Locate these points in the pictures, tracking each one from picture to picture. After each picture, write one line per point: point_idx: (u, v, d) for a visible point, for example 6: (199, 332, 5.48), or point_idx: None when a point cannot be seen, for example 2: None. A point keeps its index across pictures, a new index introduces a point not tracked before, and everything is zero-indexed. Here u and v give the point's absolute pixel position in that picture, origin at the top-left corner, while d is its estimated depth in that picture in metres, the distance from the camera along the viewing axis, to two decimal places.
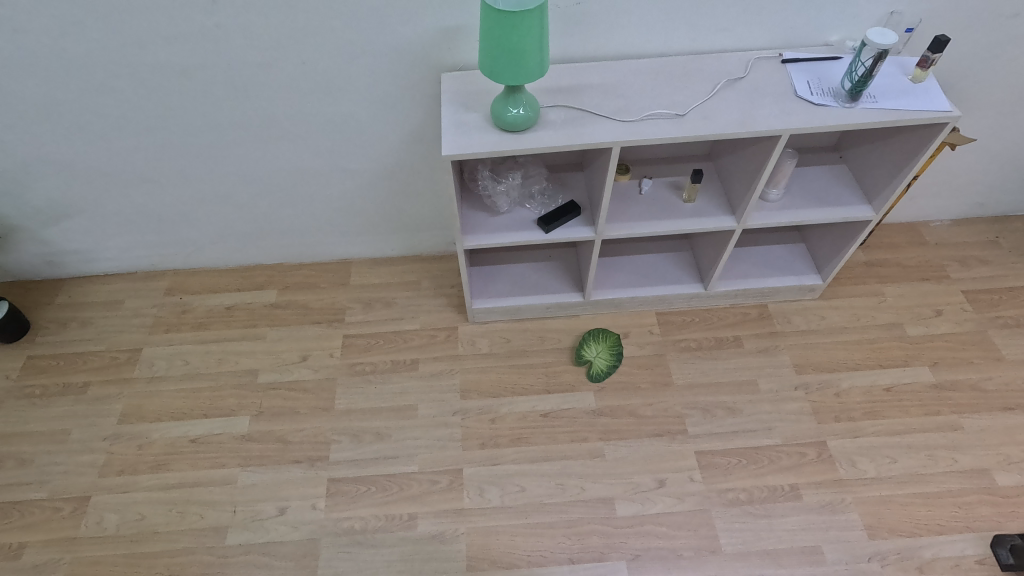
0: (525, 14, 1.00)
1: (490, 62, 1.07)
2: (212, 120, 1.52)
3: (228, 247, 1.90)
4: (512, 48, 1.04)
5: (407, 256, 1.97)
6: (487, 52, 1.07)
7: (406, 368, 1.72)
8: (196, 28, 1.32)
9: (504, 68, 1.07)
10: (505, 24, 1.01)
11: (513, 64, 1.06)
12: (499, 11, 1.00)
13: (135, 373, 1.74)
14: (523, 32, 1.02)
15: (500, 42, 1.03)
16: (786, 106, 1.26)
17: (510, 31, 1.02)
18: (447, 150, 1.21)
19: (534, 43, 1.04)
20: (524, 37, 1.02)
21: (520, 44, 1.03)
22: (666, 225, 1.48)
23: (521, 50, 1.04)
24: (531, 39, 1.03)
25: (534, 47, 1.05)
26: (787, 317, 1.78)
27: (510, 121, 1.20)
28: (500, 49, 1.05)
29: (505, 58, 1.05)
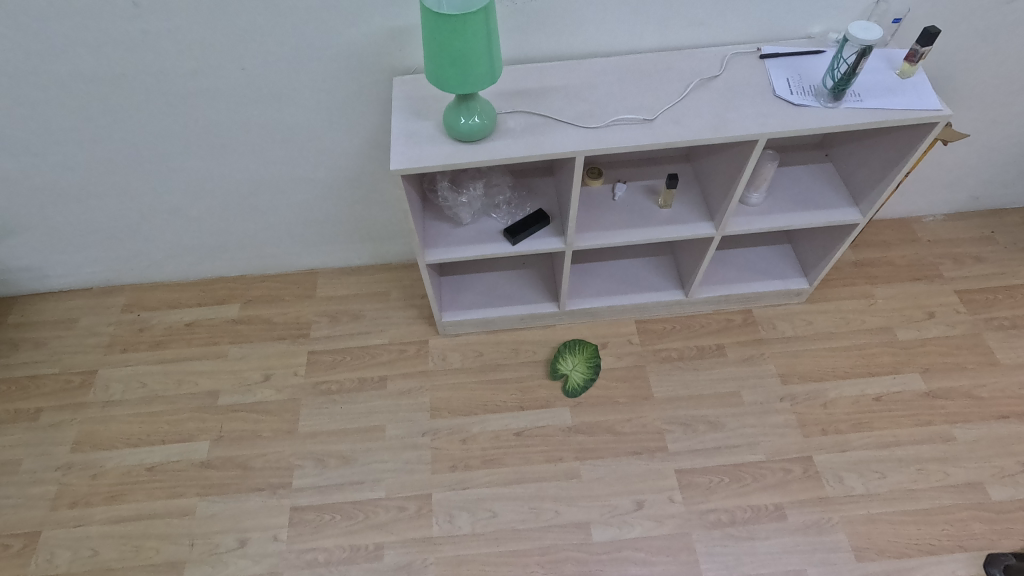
0: (467, 16, 0.90)
1: (434, 69, 0.97)
2: (153, 131, 1.41)
3: (186, 261, 1.81)
4: (456, 55, 0.94)
5: (375, 265, 1.88)
6: (428, 60, 0.97)
7: (374, 386, 1.64)
8: (119, 33, 1.21)
9: (449, 77, 0.97)
10: (445, 30, 0.91)
11: (460, 73, 0.96)
12: (438, 14, 0.90)
13: (90, 398, 1.66)
14: (467, 38, 0.92)
15: (442, 48, 0.94)
16: (764, 107, 1.16)
17: (451, 36, 0.92)
18: (396, 163, 1.11)
19: (482, 51, 0.95)
20: (468, 42, 0.92)
21: (465, 51, 0.94)
22: (640, 233, 1.39)
23: (466, 57, 0.94)
24: (477, 44, 0.93)
25: (482, 55, 0.95)
26: (772, 323, 1.70)
27: (464, 131, 1.11)
28: (442, 58, 0.95)
29: (449, 65, 0.96)
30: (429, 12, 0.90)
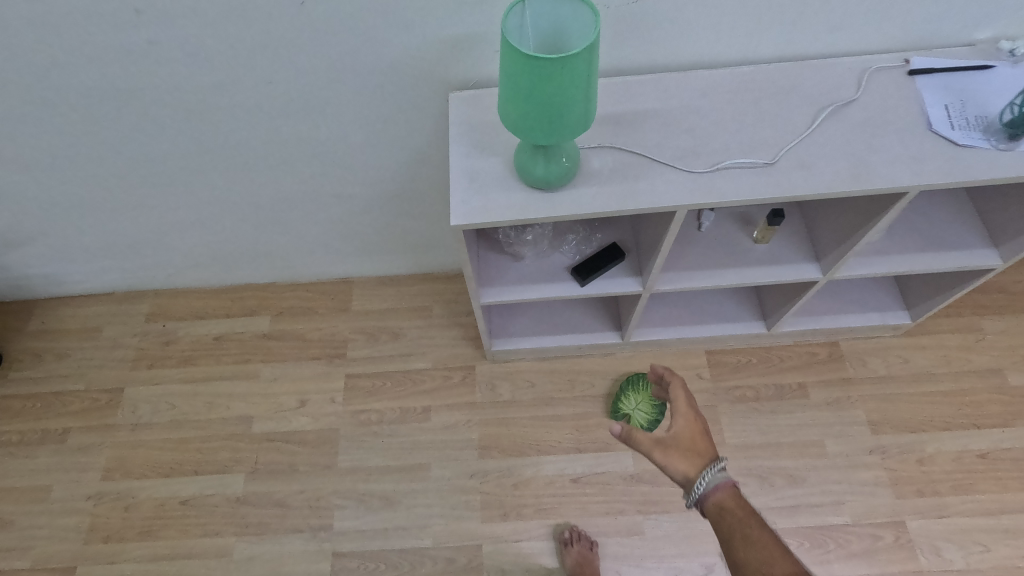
0: (567, 60, 0.67)
1: (513, 115, 0.76)
2: (169, 146, 1.23)
3: (211, 269, 1.66)
4: (544, 103, 0.72)
5: (415, 275, 1.71)
6: (507, 105, 0.76)
7: (417, 417, 1.51)
8: (122, 42, 1.01)
9: (534, 130, 0.76)
10: (535, 76, 0.69)
11: (549, 124, 0.75)
12: (528, 55, 0.67)
13: (117, 420, 1.56)
14: (563, 86, 0.70)
15: (529, 96, 0.72)
16: (916, 147, 0.92)
17: (543, 83, 0.69)
18: (458, 217, 0.92)
19: (579, 98, 0.73)
20: (562, 89, 0.70)
21: (559, 100, 0.72)
22: (731, 275, 1.19)
23: (559, 107, 0.73)
24: (574, 92, 0.71)
25: (579, 102, 0.73)
26: (862, 360, 1.51)
27: (540, 177, 0.90)
28: (527, 106, 0.73)
29: (534, 113, 0.74)
30: (516, 52, 0.68)
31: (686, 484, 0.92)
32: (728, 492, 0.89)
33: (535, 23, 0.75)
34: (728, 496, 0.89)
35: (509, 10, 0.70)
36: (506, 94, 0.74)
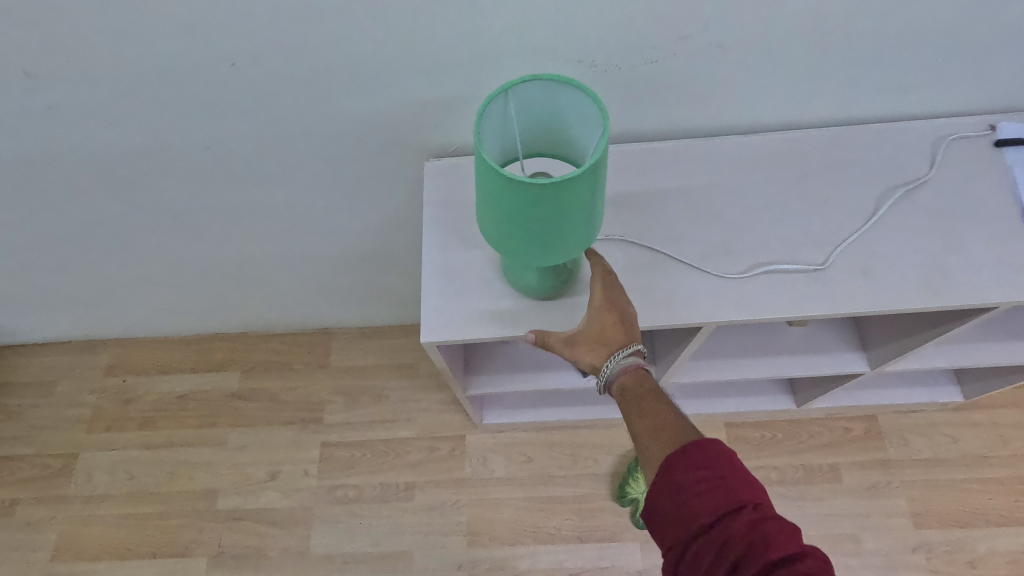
0: (563, 183, 0.50)
1: (492, 234, 0.59)
2: (103, 210, 1.06)
3: (174, 320, 1.49)
4: (531, 228, 0.55)
5: (400, 326, 1.53)
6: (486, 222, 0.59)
7: (399, 496, 1.36)
8: (21, 106, 0.83)
9: (523, 253, 0.59)
10: (520, 200, 0.52)
11: (541, 249, 0.58)
12: (508, 176, 0.50)
13: (70, 491, 1.42)
14: (558, 211, 0.53)
15: (515, 220, 0.55)
16: (1008, 248, 0.73)
17: (530, 207, 0.52)
18: (429, 330, 0.74)
19: (581, 221, 0.56)
20: (554, 214, 0.53)
21: (554, 225, 0.55)
22: (761, 366, 1.00)
23: (553, 232, 0.56)
24: (574, 215, 0.54)
25: (580, 226, 0.56)
26: (903, 438, 1.33)
27: (531, 286, 0.73)
28: (512, 230, 0.56)
29: (518, 236, 0.57)
30: (492, 170, 0.51)
31: (592, 372, 0.70)
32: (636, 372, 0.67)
33: (522, 114, 0.59)
34: (633, 378, 0.66)
35: (486, 106, 0.54)
36: (484, 210, 0.58)
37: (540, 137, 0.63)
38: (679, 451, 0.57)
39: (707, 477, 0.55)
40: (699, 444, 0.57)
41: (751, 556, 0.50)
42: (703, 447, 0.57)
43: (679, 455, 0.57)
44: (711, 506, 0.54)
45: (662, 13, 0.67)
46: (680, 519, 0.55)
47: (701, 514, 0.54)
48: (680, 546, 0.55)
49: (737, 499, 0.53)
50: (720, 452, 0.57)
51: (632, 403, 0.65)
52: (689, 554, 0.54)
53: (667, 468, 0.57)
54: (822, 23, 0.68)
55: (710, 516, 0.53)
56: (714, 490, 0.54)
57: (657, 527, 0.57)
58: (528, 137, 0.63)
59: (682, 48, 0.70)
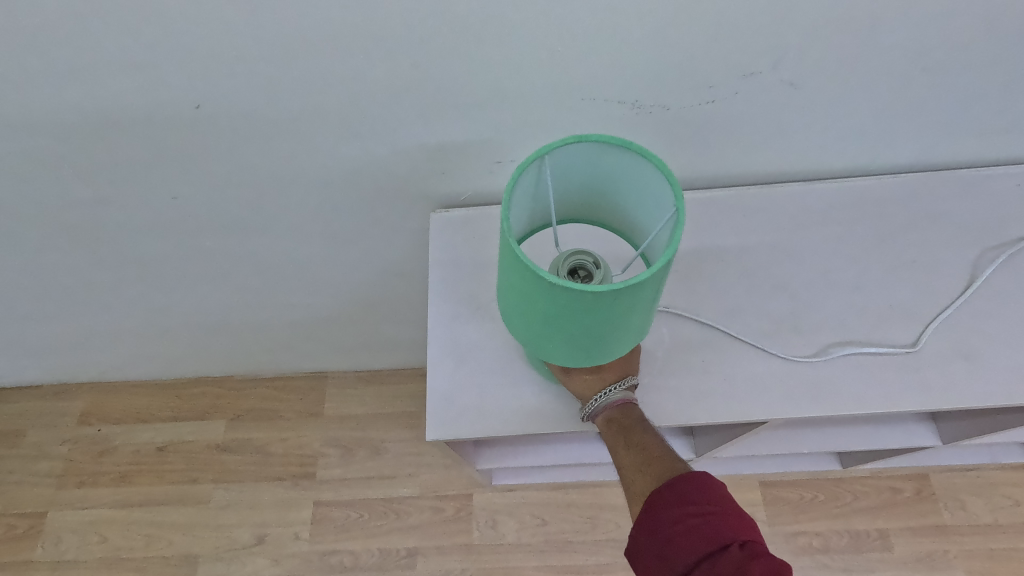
0: (625, 289, 0.38)
1: (523, 332, 0.47)
2: (65, 258, 0.93)
3: (152, 365, 1.36)
4: (575, 333, 0.43)
5: (401, 371, 1.40)
6: (513, 316, 0.47)
7: (400, 564, 1.23)
8: None
9: (559, 355, 0.47)
10: (566, 305, 0.40)
11: (585, 353, 0.46)
12: (551, 280, 0.38)
13: (36, 557, 1.29)
14: (614, 317, 0.41)
15: (554, 323, 0.43)
16: None
17: (578, 313, 0.40)
18: (436, 424, 0.63)
19: (638, 325, 0.44)
20: (608, 319, 0.41)
21: (605, 332, 0.43)
22: (815, 439, 0.87)
23: (604, 338, 0.44)
24: (632, 320, 0.42)
25: (636, 328, 0.44)
26: (959, 501, 1.20)
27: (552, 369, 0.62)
28: (550, 333, 0.44)
29: (558, 339, 0.45)
30: (528, 270, 0.39)
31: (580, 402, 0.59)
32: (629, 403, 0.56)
33: (557, 179, 0.47)
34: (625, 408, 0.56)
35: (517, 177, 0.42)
36: (512, 304, 0.46)
37: (576, 203, 0.52)
38: (665, 485, 0.48)
39: (693, 517, 0.45)
40: (684, 477, 0.48)
41: None
42: (691, 478, 0.47)
43: (663, 488, 0.48)
44: (694, 548, 0.44)
45: (724, 47, 0.54)
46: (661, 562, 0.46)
47: (685, 557, 0.44)
48: None
49: (723, 537, 0.44)
50: (709, 483, 0.47)
51: (620, 431, 0.54)
52: None
53: (650, 505, 0.48)
54: (918, 58, 0.56)
55: (692, 557, 0.44)
56: (696, 528, 0.45)
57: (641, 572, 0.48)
58: (562, 203, 0.51)
59: (747, 86, 0.58)
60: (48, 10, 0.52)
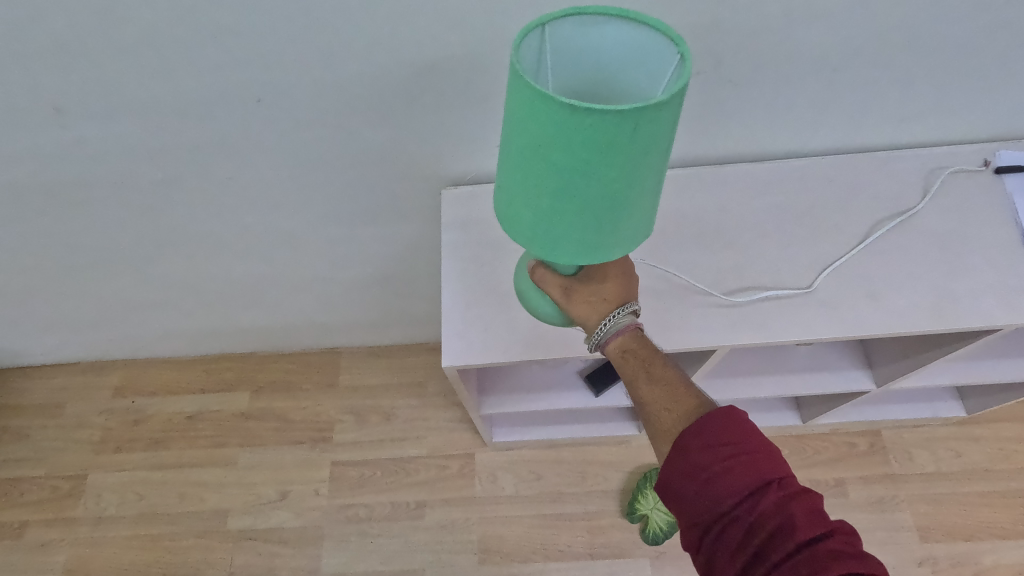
0: (638, 114, 0.45)
1: (543, 196, 0.53)
2: (123, 235, 1.08)
3: (182, 342, 1.50)
4: (595, 177, 0.50)
5: (409, 346, 1.55)
6: (527, 183, 0.54)
7: (411, 515, 1.36)
8: (54, 140, 0.86)
9: (572, 216, 0.54)
10: (586, 140, 0.47)
11: (598, 211, 0.53)
12: (575, 106, 0.44)
13: (79, 514, 1.42)
14: (629, 156, 0.48)
15: (575, 173, 0.49)
16: (1012, 271, 0.75)
17: (599, 147, 0.47)
18: (451, 353, 0.79)
19: (646, 177, 0.51)
20: (624, 153, 0.48)
21: (620, 175, 0.50)
22: (769, 385, 1.02)
23: (618, 183, 0.50)
24: (639, 166, 0.50)
25: (640, 182, 0.52)
26: (907, 452, 1.35)
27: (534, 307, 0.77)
28: (566, 184, 0.51)
29: (577, 193, 0.51)
30: (552, 106, 0.45)
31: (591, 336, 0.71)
32: (634, 335, 0.69)
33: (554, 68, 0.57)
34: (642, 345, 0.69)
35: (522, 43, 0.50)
36: (527, 167, 0.52)
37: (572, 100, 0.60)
38: (703, 429, 0.60)
39: (733, 460, 0.58)
40: (719, 422, 0.60)
41: (780, 535, 0.54)
42: (726, 425, 0.60)
43: (704, 434, 0.60)
44: (737, 487, 0.57)
45: None
46: (702, 499, 0.58)
47: (729, 493, 0.57)
48: (706, 523, 0.58)
49: (762, 477, 0.57)
50: (739, 427, 0.59)
51: (641, 370, 0.67)
52: (715, 530, 0.57)
53: (689, 447, 0.60)
54: (824, 60, 0.72)
55: (736, 496, 0.56)
56: (738, 470, 0.57)
57: (680, 506, 0.60)
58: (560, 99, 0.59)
59: (696, 85, 0.73)
60: (158, 21, 0.70)
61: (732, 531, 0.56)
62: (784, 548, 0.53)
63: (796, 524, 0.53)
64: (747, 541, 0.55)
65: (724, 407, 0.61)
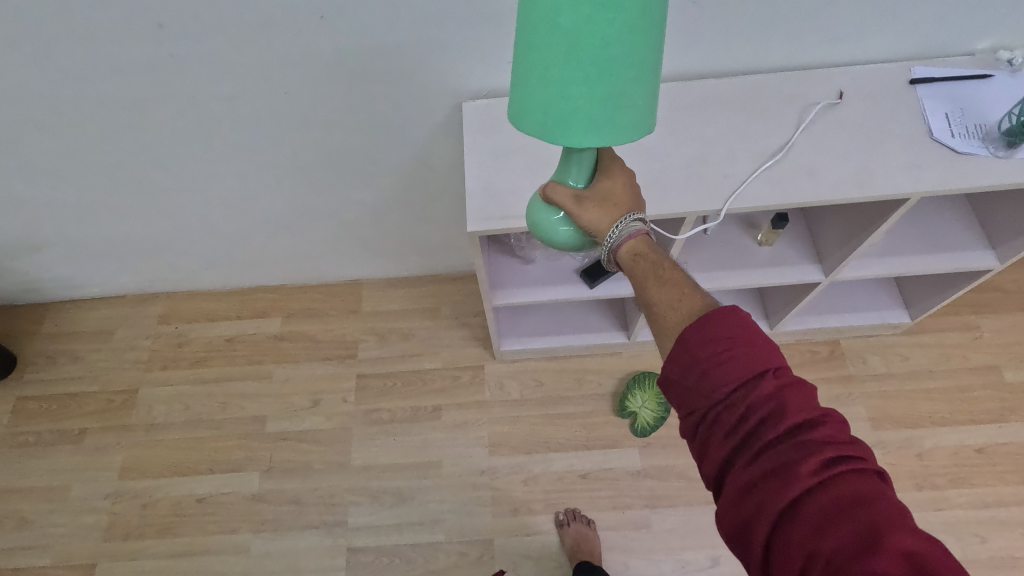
0: None
1: (559, 64, 0.63)
2: (186, 155, 1.26)
3: (221, 272, 1.68)
4: (601, 32, 0.60)
5: (424, 277, 1.74)
6: (541, 56, 0.64)
7: (429, 416, 1.55)
8: (145, 58, 1.04)
9: (583, 80, 0.63)
10: None
11: (601, 75, 0.62)
12: None
13: (132, 421, 1.59)
14: (626, 12, 0.59)
15: (585, 29, 0.60)
16: (920, 155, 0.95)
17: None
18: (474, 222, 1.00)
19: (641, 44, 0.62)
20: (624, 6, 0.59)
21: (623, 30, 0.60)
22: (737, 277, 1.21)
23: (623, 36, 0.60)
24: (637, 22, 0.60)
25: (640, 44, 0.62)
26: (862, 357, 1.55)
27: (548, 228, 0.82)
28: (572, 46, 0.61)
29: (588, 51, 0.61)
30: None
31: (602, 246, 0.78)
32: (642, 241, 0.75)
33: None
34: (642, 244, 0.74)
35: None
36: (544, 40, 0.63)
37: None
38: (702, 321, 0.61)
39: (731, 351, 0.59)
40: (720, 314, 0.61)
41: (774, 419, 0.56)
42: (726, 318, 0.61)
43: (700, 324, 0.61)
44: (733, 375, 0.58)
45: None
46: (699, 389, 0.59)
47: (726, 382, 0.58)
48: (702, 412, 0.59)
49: (760, 366, 0.58)
50: (739, 319, 0.60)
51: (650, 273, 0.72)
52: (710, 417, 0.59)
53: (686, 340, 0.62)
54: None
55: (733, 383, 0.58)
56: (735, 358, 0.58)
57: (677, 395, 0.62)
58: None
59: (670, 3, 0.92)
60: None
61: (726, 417, 0.58)
62: (775, 433, 0.55)
63: (789, 410, 0.55)
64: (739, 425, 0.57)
65: (726, 307, 0.61)
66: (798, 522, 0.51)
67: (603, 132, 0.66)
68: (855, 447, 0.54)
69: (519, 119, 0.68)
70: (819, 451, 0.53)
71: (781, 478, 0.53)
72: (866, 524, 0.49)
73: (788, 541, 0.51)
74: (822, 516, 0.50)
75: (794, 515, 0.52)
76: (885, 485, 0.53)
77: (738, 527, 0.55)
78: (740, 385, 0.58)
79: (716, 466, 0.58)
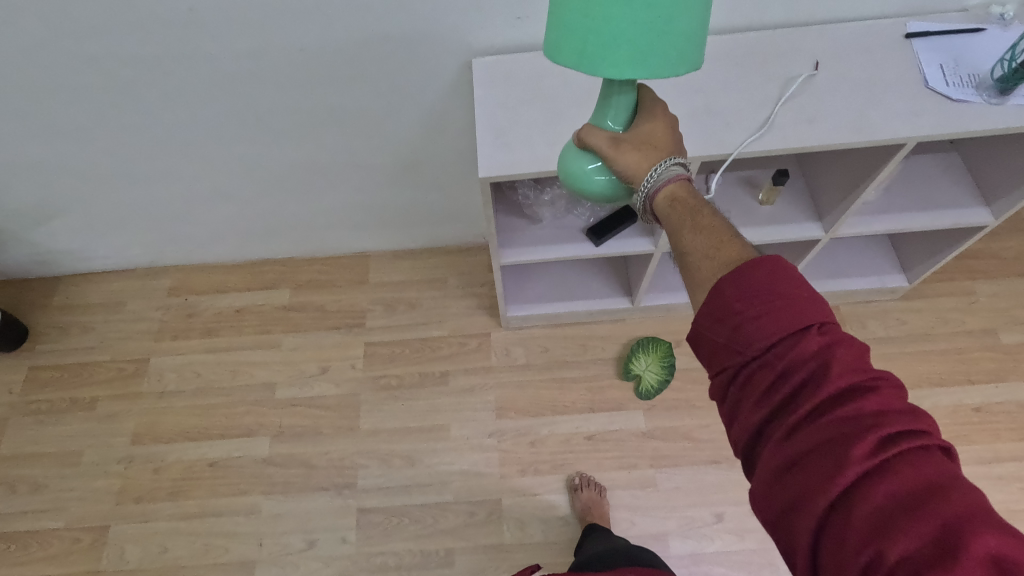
0: None
1: None
2: (201, 117, 1.27)
3: (231, 243, 1.71)
4: None
5: (430, 248, 1.77)
6: None
7: (437, 382, 1.58)
8: (165, 15, 1.06)
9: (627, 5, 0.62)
10: None
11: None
12: None
13: (144, 389, 1.62)
14: None
15: None
16: (916, 103, 0.98)
17: None
18: (486, 169, 1.03)
19: None
20: None
21: None
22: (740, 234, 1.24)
23: None
24: None
25: None
26: (861, 322, 1.58)
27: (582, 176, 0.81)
28: None
29: None
30: None
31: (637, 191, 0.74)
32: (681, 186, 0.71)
33: None
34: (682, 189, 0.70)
35: None
36: None
37: None
38: (739, 273, 0.56)
39: (770, 305, 0.53)
40: (760, 264, 0.56)
41: (817, 381, 0.50)
42: (766, 268, 0.55)
43: (736, 274, 0.56)
44: (770, 331, 0.53)
45: None
46: (732, 346, 0.55)
47: (763, 338, 0.53)
48: (735, 369, 0.55)
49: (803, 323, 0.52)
50: (781, 270, 0.55)
51: (687, 218, 0.67)
52: (744, 376, 0.54)
53: (720, 292, 0.57)
54: None
55: (770, 339, 0.53)
56: (774, 313, 0.53)
57: (709, 353, 0.58)
58: None
59: None
60: None
61: (761, 377, 0.53)
62: (819, 398, 0.49)
63: (835, 372, 0.50)
64: (777, 390, 0.52)
65: (765, 260, 0.56)
66: (851, 509, 0.45)
67: (644, 63, 0.65)
68: (918, 420, 0.48)
69: (557, 50, 0.68)
70: (875, 424, 0.47)
71: (830, 457, 0.47)
72: (933, 514, 0.42)
73: (838, 528, 0.45)
74: (879, 502, 0.44)
75: (845, 500, 0.45)
76: (953, 464, 0.46)
77: (777, 511, 0.49)
78: (780, 342, 0.52)
79: (750, 433, 0.54)
